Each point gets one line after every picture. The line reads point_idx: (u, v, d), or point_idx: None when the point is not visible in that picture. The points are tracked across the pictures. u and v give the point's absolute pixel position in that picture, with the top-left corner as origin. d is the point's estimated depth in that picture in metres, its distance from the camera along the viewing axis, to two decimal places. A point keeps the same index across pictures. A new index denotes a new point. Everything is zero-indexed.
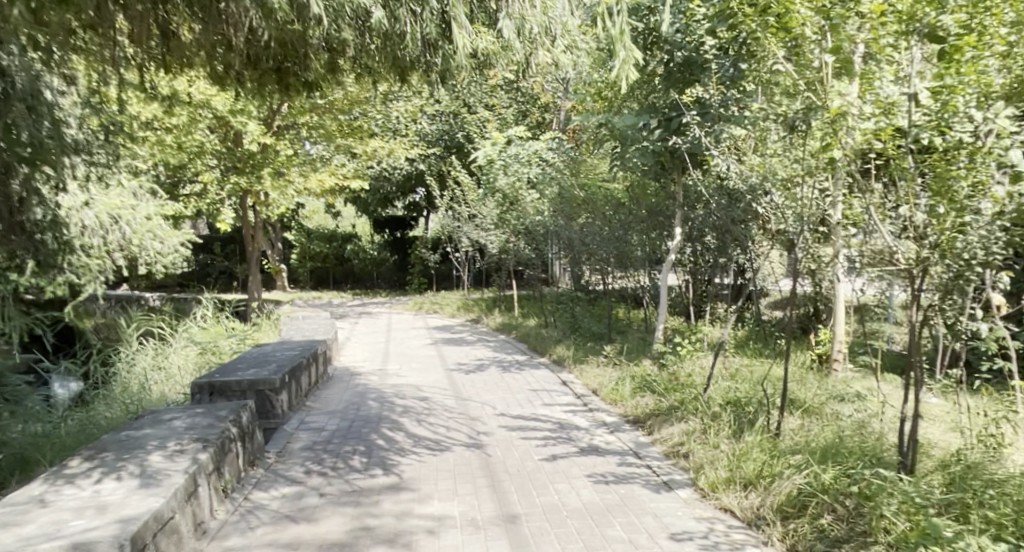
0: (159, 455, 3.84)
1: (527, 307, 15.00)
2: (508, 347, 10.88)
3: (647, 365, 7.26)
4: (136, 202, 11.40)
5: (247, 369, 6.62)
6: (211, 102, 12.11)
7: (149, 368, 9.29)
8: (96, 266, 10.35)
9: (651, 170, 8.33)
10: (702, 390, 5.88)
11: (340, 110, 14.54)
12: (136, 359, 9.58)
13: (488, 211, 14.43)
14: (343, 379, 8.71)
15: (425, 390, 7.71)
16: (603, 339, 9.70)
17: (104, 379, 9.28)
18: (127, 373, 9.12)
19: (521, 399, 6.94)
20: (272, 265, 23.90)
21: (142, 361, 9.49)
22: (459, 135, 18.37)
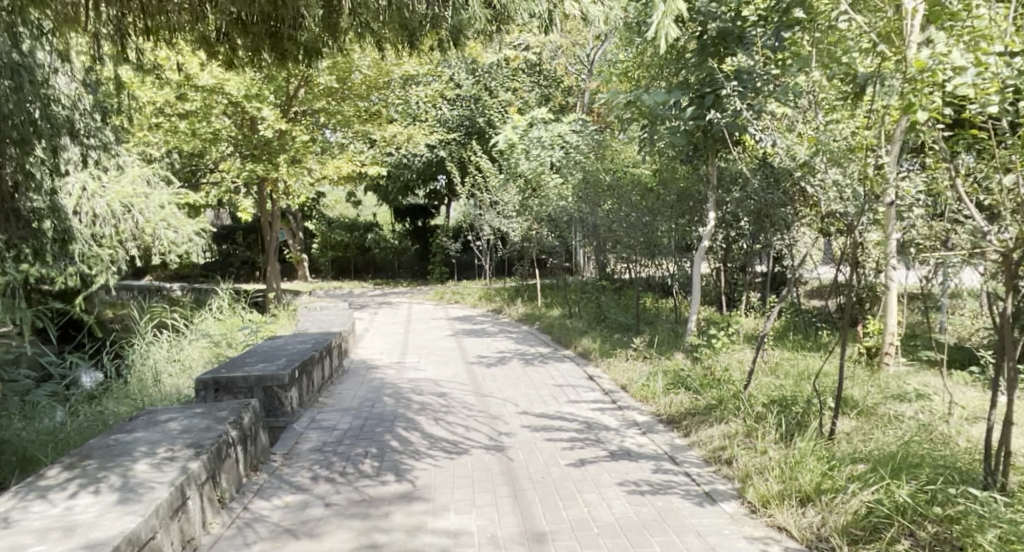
0: (146, 464, 3.48)
1: (551, 297, 14.56)
2: (531, 338, 10.46)
3: (679, 358, 6.80)
4: (149, 190, 11.14)
5: (256, 364, 6.31)
6: (225, 87, 11.91)
7: (161, 360, 9.03)
8: (108, 255, 10.09)
9: (683, 151, 7.85)
10: (742, 388, 5.42)
11: (359, 96, 14.30)
12: (149, 351, 9.33)
13: (510, 198, 14.02)
14: (359, 373, 8.36)
15: (443, 385, 7.32)
16: (632, 331, 9.25)
17: (116, 373, 9.04)
18: (139, 365, 8.86)
19: (545, 395, 6.51)
20: (293, 255, 23.73)
21: (154, 354, 9.23)
22: (481, 120, 17.93)
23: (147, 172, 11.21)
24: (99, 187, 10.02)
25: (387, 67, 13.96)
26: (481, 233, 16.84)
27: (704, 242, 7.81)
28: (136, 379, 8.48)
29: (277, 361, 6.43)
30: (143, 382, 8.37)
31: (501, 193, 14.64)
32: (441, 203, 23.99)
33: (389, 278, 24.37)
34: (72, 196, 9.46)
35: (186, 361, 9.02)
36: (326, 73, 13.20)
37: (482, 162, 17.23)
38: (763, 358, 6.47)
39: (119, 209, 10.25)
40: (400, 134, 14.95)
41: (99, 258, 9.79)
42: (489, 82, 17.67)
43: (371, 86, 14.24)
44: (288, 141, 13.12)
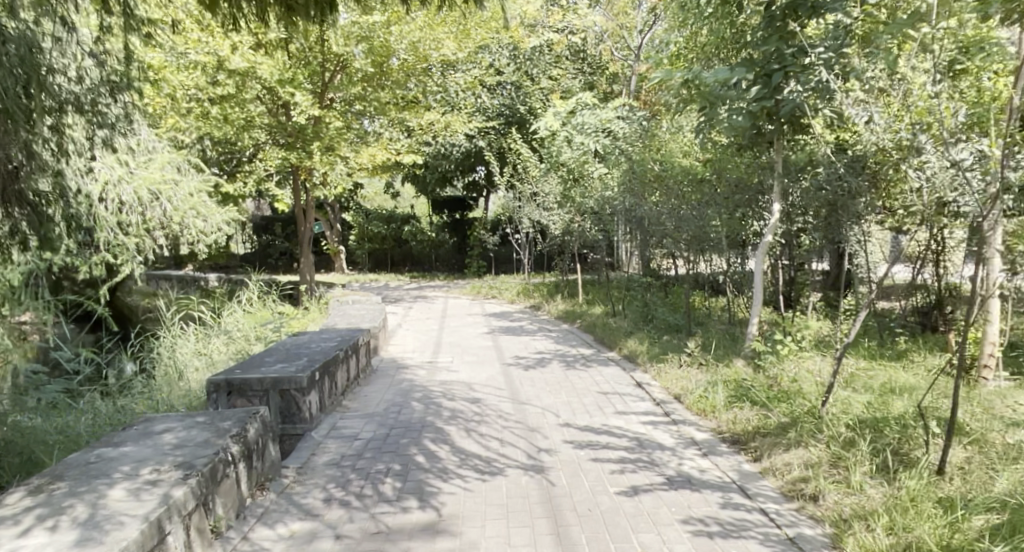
0: (124, 490, 2.96)
1: (592, 294, 13.89)
2: (571, 338, 9.83)
3: (740, 366, 6.10)
4: (179, 177, 10.78)
5: (273, 364, 5.82)
6: (256, 70, 11.53)
7: (186, 355, 8.64)
8: (134, 244, 9.75)
9: (744, 136, 7.16)
10: (818, 405, 4.71)
11: (398, 83, 13.86)
12: (174, 345, 8.96)
13: (551, 188, 13.39)
14: (389, 373, 7.83)
15: (477, 390, 6.73)
16: (682, 333, 8.53)
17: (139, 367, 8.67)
18: (164, 360, 8.50)
19: (589, 405, 5.88)
20: (329, 246, 23.45)
21: (179, 348, 8.85)
22: (522, 108, 17.32)
23: (178, 158, 10.90)
24: (127, 172, 9.70)
25: (427, 51, 13.60)
26: (520, 226, 16.22)
27: (768, 238, 7.07)
28: (158, 374, 8.13)
29: (296, 361, 5.93)
30: (165, 379, 8.00)
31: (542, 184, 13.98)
32: (479, 196, 23.40)
33: (426, 271, 23.86)
34: (98, 182, 9.14)
35: (210, 354, 8.63)
36: (359, 54, 12.80)
37: (522, 152, 16.58)
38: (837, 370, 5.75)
39: (148, 196, 9.92)
40: (438, 122, 14.41)
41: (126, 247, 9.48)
42: (530, 69, 16.99)
43: (408, 72, 13.84)
44: (323, 128, 12.67)
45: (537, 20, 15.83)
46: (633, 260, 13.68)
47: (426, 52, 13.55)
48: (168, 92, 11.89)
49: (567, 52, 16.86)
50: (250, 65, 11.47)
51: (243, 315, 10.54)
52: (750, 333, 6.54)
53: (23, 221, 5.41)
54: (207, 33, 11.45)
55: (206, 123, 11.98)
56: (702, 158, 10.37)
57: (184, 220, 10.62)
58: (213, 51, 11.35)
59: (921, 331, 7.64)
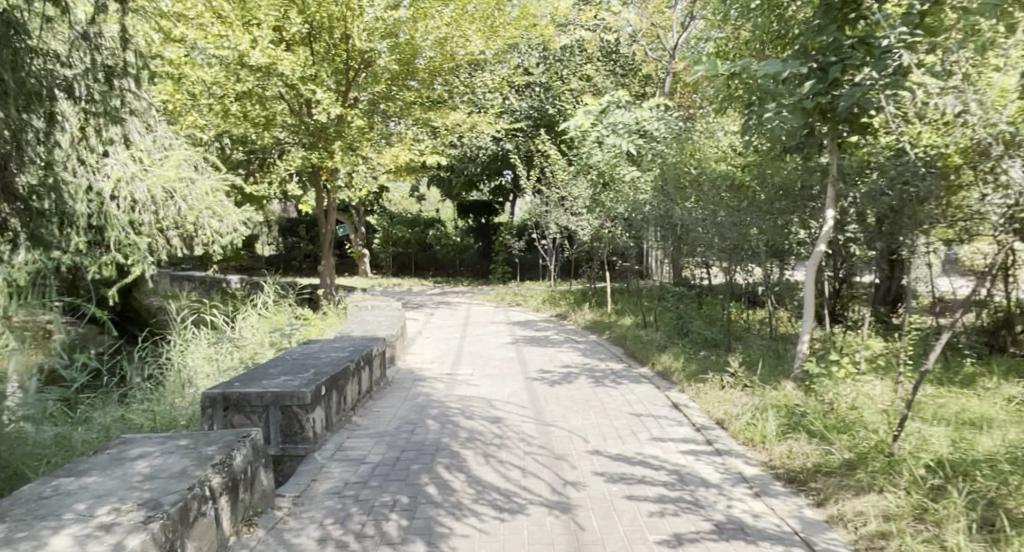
0: (70, 537, 2.49)
1: (622, 303, 13.30)
2: (600, 351, 9.27)
3: (789, 389, 5.51)
4: (196, 175, 10.39)
5: (278, 376, 5.36)
6: (277, 67, 11.03)
7: (194, 361, 8.23)
8: (145, 244, 9.34)
9: (796, 135, 6.60)
10: (887, 440, 4.10)
11: (425, 82, 13.43)
12: (182, 350, 8.55)
13: (581, 193, 12.87)
14: (405, 386, 7.33)
15: (499, 408, 6.20)
16: (721, 349, 7.93)
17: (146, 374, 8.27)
18: (171, 367, 8.09)
19: (621, 430, 5.31)
20: (353, 250, 23.12)
21: (187, 353, 8.44)
22: (551, 110, 16.81)
23: (195, 156, 10.56)
24: (141, 169, 9.37)
25: (455, 50, 13.14)
26: (546, 231, 15.70)
27: (820, 247, 6.34)
28: (164, 382, 7.74)
29: (302, 374, 5.47)
30: (170, 386, 7.61)
31: (571, 187, 13.44)
32: (506, 200, 22.92)
33: (450, 276, 23.43)
34: (110, 179, 8.81)
35: (219, 360, 8.22)
36: (385, 52, 12.31)
37: (550, 155, 16.08)
38: (901, 397, 5.12)
39: (163, 194, 9.57)
40: (465, 123, 13.93)
41: (137, 247, 9.13)
42: (561, 70, 16.51)
43: (435, 72, 13.42)
44: (346, 127, 12.23)
45: (569, 19, 15.31)
46: (665, 268, 13.08)
47: (454, 51, 13.08)
48: (187, 87, 11.60)
49: (599, 53, 16.33)
50: (268, 62, 10.95)
51: (257, 320, 10.14)
52: (801, 352, 5.93)
53: (13, 216, 5.01)
54: (226, 27, 11.07)
55: (224, 121, 11.63)
56: (743, 162, 9.75)
57: (198, 220, 10.18)
58: (232, 46, 10.93)
59: (987, 353, 6.96)
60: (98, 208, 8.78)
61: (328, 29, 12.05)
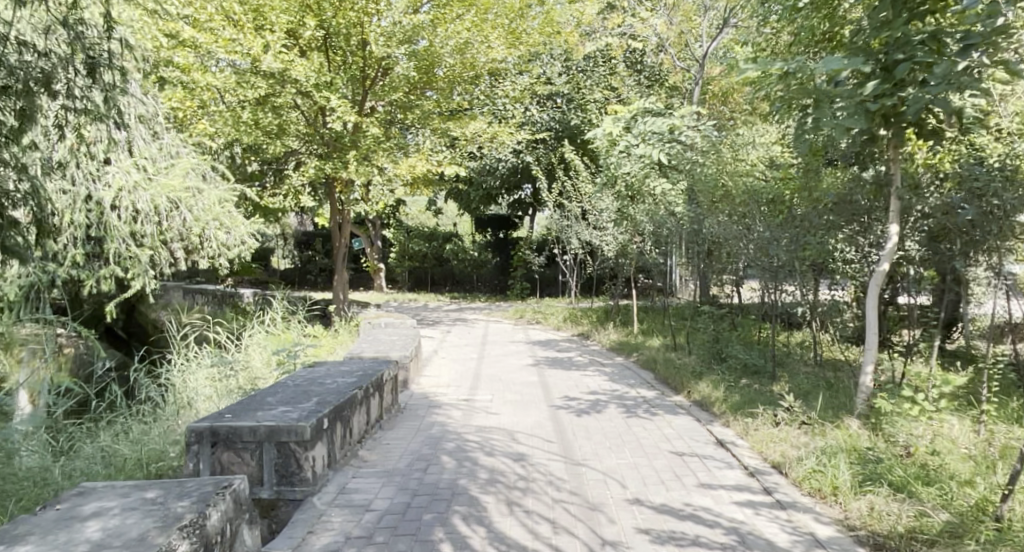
0: None
1: (647, 323, 12.64)
2: (629, 375, 8.60)
3: (856, 429, 4.82)
4: (204, 185, 9.84)
5: (275, 406, 4.77)
6: (290, 72, 10.55)
7: (194, 382, 7.68)
8: (147, 257, 8.80)
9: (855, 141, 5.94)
10: (993, 499, 3.42)
11: (445, 91, 12.93)
12: (182, 370, 8.01)
13: (607, 205, 12.29)
14: (418, 414, 6.72)
15: (522, 442, 5.56)
16: (764, 377, 7.25)
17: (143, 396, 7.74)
18: (169, 389, 7.54)
19: (664, 473, 4.66)
20: (368, 263, 22.64)
21: (188, 374, 7.89)
22: (574, 122, 16.28)
23: (204, 165, 10.08)
24: (144, 177, 8.85)
25: (477, 58, 12.62)
26: (568, 246, 15.11)
27: (883, 266, 5.65)
28: (159, 405, 7.21)
29: (303, 403, 4.88)
30: (165, 411, 7.06)
31: (596, 201, 12.84)
32: (525, 215, 22.36)
33: (468, 291, 22.92)
34: (110, 188, 8.33)
35: (221, 381, 7.68)
36: (403, 60, 11.87)
37: (574, 168, 15.51)
38: (990, 442, 4.43)
39: (168, 205, 9.04)
40: (485, 132, 13.38)
41: (138, 260, 8.63)
42: (584, 81, 16.01)
43: (454, 80, 12.92)
44: (360, 136, 11.71)
45: (593, 26, 14.78)
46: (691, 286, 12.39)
47: (475, 59, 12.57)
48: (197, 94, 11.03)
49: (623, 62, 15.79)
50: (278, 68, 10.46)
51: (264, 338, 9.59)
52: (866, 384, 5.24)
53: None
54: (237, 31, 10.55)
55: (235, 129, 11.04)
56: (786, 175, 9.06)
57: (205, 232, 9.53)
58: (243, 49, 10.43)
59: None
60: (97, 218, 8.30)
61: (345, 35, 11.59)
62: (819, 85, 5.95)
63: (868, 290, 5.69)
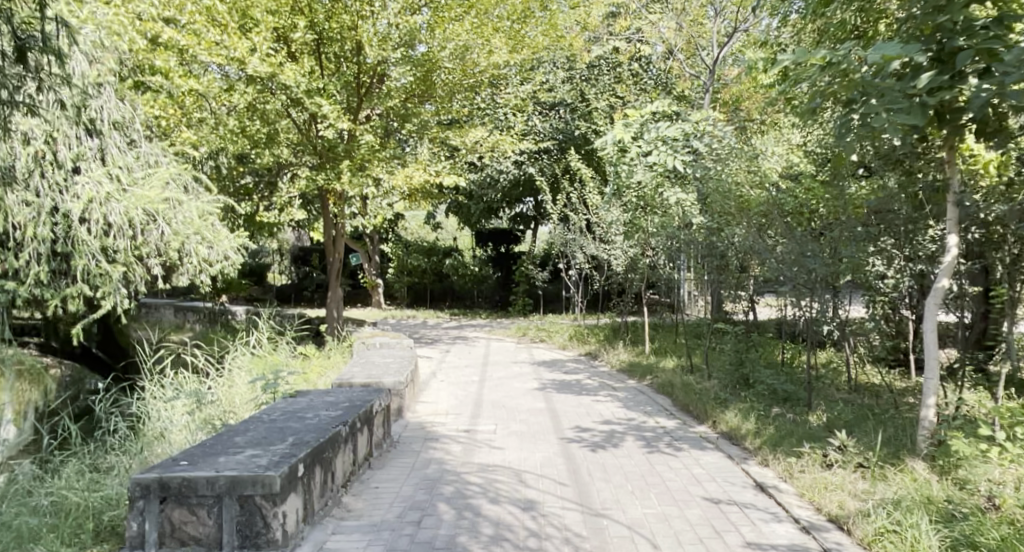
0: None
1: (658, 342, 11.95)
2: (644, 401, 7.88)
3: (925, 475, 4.11)
4: (185, 196, 9.16)
5: (242, 448, 4.06)
6: (278, 77, 9.85)
7: (166, 414, 6.97)
8: (120, 273, 8.04)
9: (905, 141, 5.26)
10: None
11: (445, 99, 12.40)
12: (155, 399, 7.30)
13: (616, 216, 11.64)
14: (413, 449, 5.99)
15: (531, 486, 4.84)
16: (798, 405, 6.53)
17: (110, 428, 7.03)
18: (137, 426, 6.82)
19: (700, 528, 3.94)
20: (366, 279, 21.98)
21: (161, 403, 7.18)
22: (578, 132, 15.71)
23: (185, 175, 9.41)
24: (117, 189, 8.16)
25: (477, 66, 12.06)
26: (572, 260, 14.44)
27: (942, 283, 4.96)
28: (125, 441, 6.51)
29: (275, 445, 4.16)
30: (131, 450, 6.35)
31: (603, 213, 12.16)
32: (527, 229, 21.71)
33: (468, 308, 22.30)
34: (79, 200, 7.66)
35: (196, 412, 6.97)
36: (400, 67, 11.41)
37: (579, 179, 14.86)
38: None
39: (143, 217, 8.31)
40: (487, 141, 12.72)
41: (108, 278, 7.92)
42: (589, 89, 15.49)
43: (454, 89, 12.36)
44: (355, 145, 11.16)
45: (598, 31, 14.18)
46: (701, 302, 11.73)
47: (474, 64, 11.97)
48: (178, 99, 10.29)
49: (629, 69, 15.20)
50: (264, 71, 9.78)
51: (248, 361, 8.87)
52: (928, 419, 4.55)
53: None
54: (222, 33, 9.82)
55: (221, 138, 10.41)
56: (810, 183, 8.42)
57: (184, 247, 8.78)
58: (228, 52, 9.74)
59: None
60: (65, 232, 7.64)
61: (337, 40, 11.09)
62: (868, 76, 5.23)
63: (925, 313, 4.99)
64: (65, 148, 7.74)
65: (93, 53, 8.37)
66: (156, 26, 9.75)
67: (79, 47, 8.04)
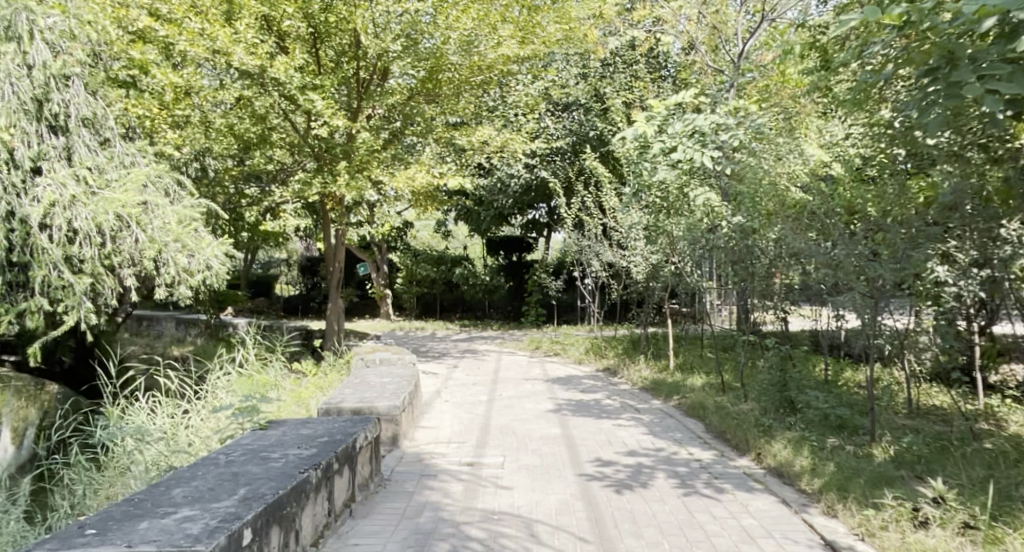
0: None
1: (683, 356, 11.02)
2: (672, 426, 6.94)
3: None
4: (163, 199, 8.36)
5: (177, 507, 3.18)
6: (268, 71, 9.14)
7: (131, 455, 6.15)
8: (85, 286, 7.21)
9: (993, 116, 4.34)
10: None
11: (451, 97, 11.62)
12: (119, 433, 6.46)
13: (635, 219, 10.75)
14: (406, 489, 5.09)
15: (546, 544, 3.93)
16: (858, 435, 5.59)
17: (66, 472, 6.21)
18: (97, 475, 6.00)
19: None
20: (375, 290, 21.24)
21: (125, 439, 6.34)
22: (593, 132, 14.88)
23: (165, 178, 8.62)
24: (85, 191, 7.36)
25: (486, 61, 11.25)
26: (588, 268, 13.51)
27: None
28: (80, 501, 5.71)
29: (220, 501, 3.28)
30: (85, 514, 5.58)
31: (622, 216, 11.28)
32: (539, 236, 20.80)
33: (479, 318, 21.49)
34: (39, 204, 6.90)
35: (166, 455, 6.16)
36: (403, 58, 10.65)
37: (594, 181, 13.96)
38: None
39: (114, 222, 7.49)
40: (495, 140, 11.82)
41: (72, 290, 7.10)
42: (603, 86, 14.69)
43: (462, 86, 11.57)
44: (352, 144, 10.35)
45: (612, 23, 13.34)
46: (727, 312, 10.83)
47: (483, 62, 11.17)
48: (160, 95, 9.53)
49: (645, 66, 14.65)
50: (252, 65, 9.05)
51: (231, 381, 8.04)
52: None
53: None
54: (205, 22, 9.02)
55: (206, 138, 9.65)
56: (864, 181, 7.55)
57: (161, 255, 7.88)
58: (210, 43, 8.97)
59: None
60: (22, 240, 6.89)
61: (335, 33, 10.45)
62: (952, 37, 4.29)
63: None
64: (22, 146, 6.95)
65: (59, 44, 7.61)
66: (132, 16, 9.01)
67: (40, 35, 7.30)
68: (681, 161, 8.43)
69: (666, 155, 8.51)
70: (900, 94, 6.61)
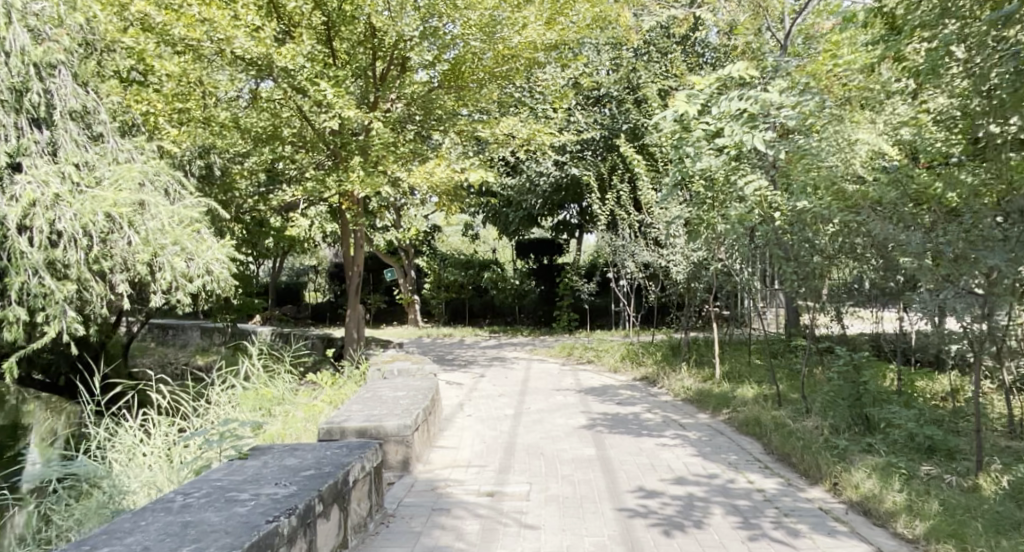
0: None
1: (729, 363, 10.07)
2: (725, 447, 6.02)
3: None
4: (161, 197, 7.71)
5: None
6: (274, 58, 8.50)
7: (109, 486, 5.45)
8: (69, 293, 6.57)
9: None
10: None
11: (475, 88, 10.88)
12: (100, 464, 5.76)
13: (675, 213, 9.86)
14: (413, 528, 4.28)
15: None
16: (956, 461, 4.64)
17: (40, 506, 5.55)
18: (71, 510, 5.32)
19: None
20: (402, 296, 20.56)
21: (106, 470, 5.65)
22: (626, 126, 14.03)
23: (164, 175, 7.97)
24: (70, 190, 6.73)
25: (513, 47, 10.50)
26: (623, 269, 12.63)
27: None
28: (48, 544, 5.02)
29: None
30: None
31: (660, 211, 10.38)
32: (570, 238, 19.96)
33: (508, 324, 20.71)
34: (17, 202, 6.28)
35: (148, 487, 5.43)
36: (422, 45, 9.92)
37: (629, 176, 13.09)
38: None
39: (104, 223, 6.86)
40: (521, 133, 11.03)
41: (53, 298, 6.45)
42: (636, 76, 13.85)
43: (487, 76, 10.84)
44: (368, 139, 9.71)
45: (646, 6, 12.49)
46: (771, 311, 9.92)
47: (509, 50, 10.40)
48: (163, 89, 9.01)
49: (681, 54, 13.77)
50: (255, 51, 8.49)
51: (233, 397, 7.32)
52: None
53: None
54: (205, 6, 8.42)
55: (211, 134, 9.01)
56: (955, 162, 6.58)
57: (156, 259, 7.21)
58: (210, 30, 8.38)
59: None
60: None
61: (349, 20, 9.76)
62: None
63: None
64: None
65: (44, 30, 7.03)
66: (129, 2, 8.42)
67: (20, 20, 6.70)
68: (726, 146, 7.55)
69: (711, 141, 7.62)
70: (992, 55, 5.65)
